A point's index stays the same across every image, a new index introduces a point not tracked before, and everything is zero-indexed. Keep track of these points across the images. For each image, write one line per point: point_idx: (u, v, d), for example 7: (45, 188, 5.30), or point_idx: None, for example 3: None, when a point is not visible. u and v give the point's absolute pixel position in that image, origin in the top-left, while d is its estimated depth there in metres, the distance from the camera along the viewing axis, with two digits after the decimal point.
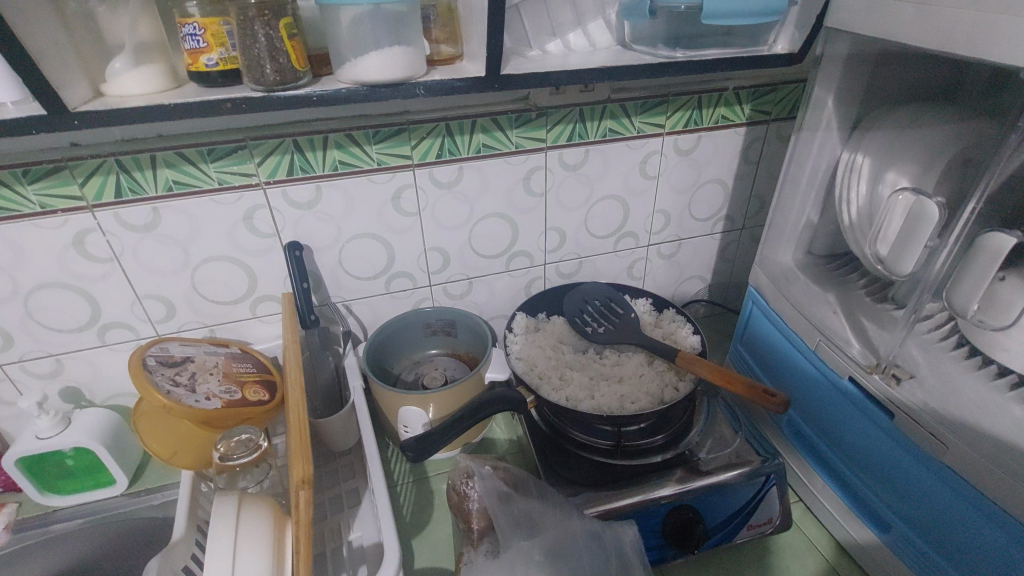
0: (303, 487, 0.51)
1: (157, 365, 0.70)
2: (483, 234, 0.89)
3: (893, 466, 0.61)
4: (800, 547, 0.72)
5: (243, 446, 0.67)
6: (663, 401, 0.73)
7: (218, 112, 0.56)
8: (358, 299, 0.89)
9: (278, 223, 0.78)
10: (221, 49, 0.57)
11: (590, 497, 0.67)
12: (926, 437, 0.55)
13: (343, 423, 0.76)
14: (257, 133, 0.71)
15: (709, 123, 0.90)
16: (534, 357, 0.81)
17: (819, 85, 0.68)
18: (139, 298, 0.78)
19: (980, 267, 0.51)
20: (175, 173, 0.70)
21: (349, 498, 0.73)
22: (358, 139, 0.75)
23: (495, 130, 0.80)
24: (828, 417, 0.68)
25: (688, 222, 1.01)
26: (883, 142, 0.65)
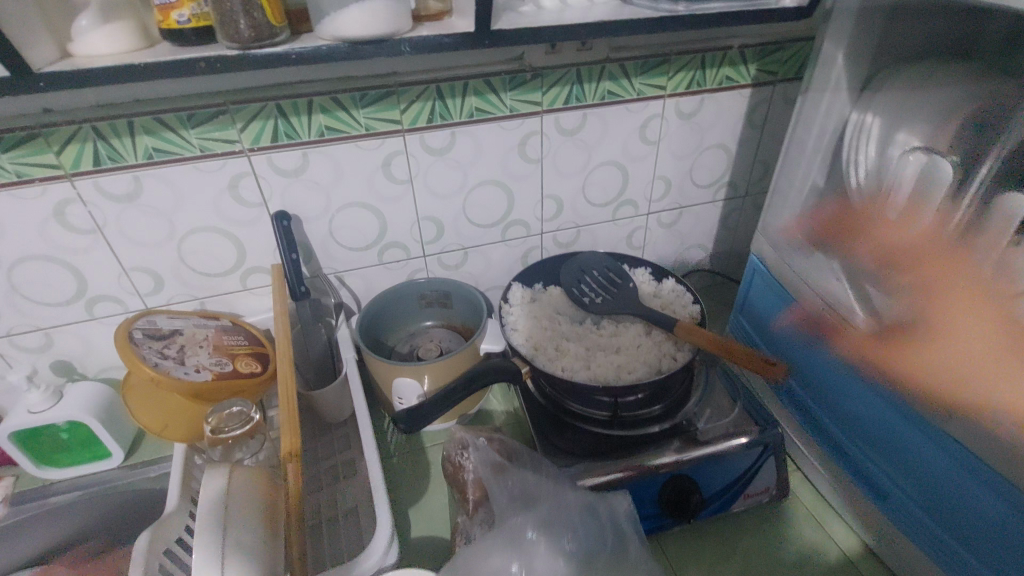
0: (292, 460, 0.50)
1: (144, 338, 0.68)
2: (477, 202, 0.87)
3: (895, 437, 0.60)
4: (797, 515, 0.72)
5: (235, 419, 0.67)
6: (660, 370, 0.72)
7: (192, 72, 0.53)
8: (350, 270, 0.87)
9: (264, 192, 0.75)
10: (193, 5, 0.54)
11: (586, 467, 0.67)
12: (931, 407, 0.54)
13: (336, 395, 0.75)
14: (237, 97, 0.68)
15: (712, 84, 0.86)
16: (530, 328, 0.79)
17: (829, 41, 0.64)
18: (125, 271, 0.76)
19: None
20: (154, 140, 0.68)
21: (344, 470, 0.73)
22: (344, 103, 0.71)
23: (488, 93, 0.77)
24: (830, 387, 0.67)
25: (689, 189, 0.98)
26: (895, 101, 0.62)
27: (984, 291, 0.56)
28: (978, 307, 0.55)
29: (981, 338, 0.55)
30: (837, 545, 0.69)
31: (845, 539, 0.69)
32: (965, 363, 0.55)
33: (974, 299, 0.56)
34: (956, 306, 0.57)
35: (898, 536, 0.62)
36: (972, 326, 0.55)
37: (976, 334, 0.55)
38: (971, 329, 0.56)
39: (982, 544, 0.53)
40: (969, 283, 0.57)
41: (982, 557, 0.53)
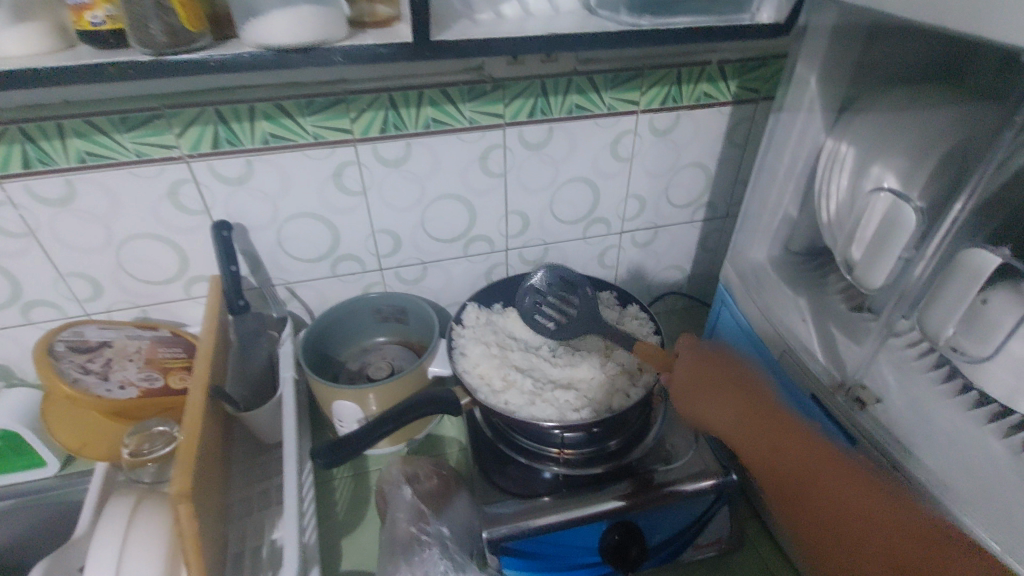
0: (183, 500, 0.46)
1: (67, 351, 0.65)
2: (436, 216, 0.83)
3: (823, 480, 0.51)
4: (750, 567, 0.68)
5: (159, 439, 0.63)
6: (610, 408, 0.67)
7: (102, 77, 0.49)
8: (302, 282, 0.83)
9: (206, 200, 0.72)
10: (108, 6, 0.50)
11: (521, 507, 0.62)
12: (886, 470, 0.50)
13: (273, 415, 0.73)
14: (173, 101, 0.64)
15: (689, 100, 0.81)
16: (477, 356, 0.74)
17: (802, 62, 0.60)
18: (61, 276, 0.73)
19: (956, 287, 0.43)
20: (86, 143, 0.64)
21: (277, 494, 0.70)
22: (289, 110, 0.68)
23: (445, 104, 0.72)
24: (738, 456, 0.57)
25: (665, 209, 0.93)
26: (871, 130, 0.57)
27: (812, 451, 0.51)
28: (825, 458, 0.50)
29: (838, 483, 0.49)
30: None
31: None
32: (931, 421, 0.51)
33: (809, 456, 0.51)
34: (806, 468, 0.51)
35: None
36: (814, 477, 0.50)
37: (836, 484, 0.49)
38: (828, 479, 0.49)
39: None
40: (788, 449, 0.52)
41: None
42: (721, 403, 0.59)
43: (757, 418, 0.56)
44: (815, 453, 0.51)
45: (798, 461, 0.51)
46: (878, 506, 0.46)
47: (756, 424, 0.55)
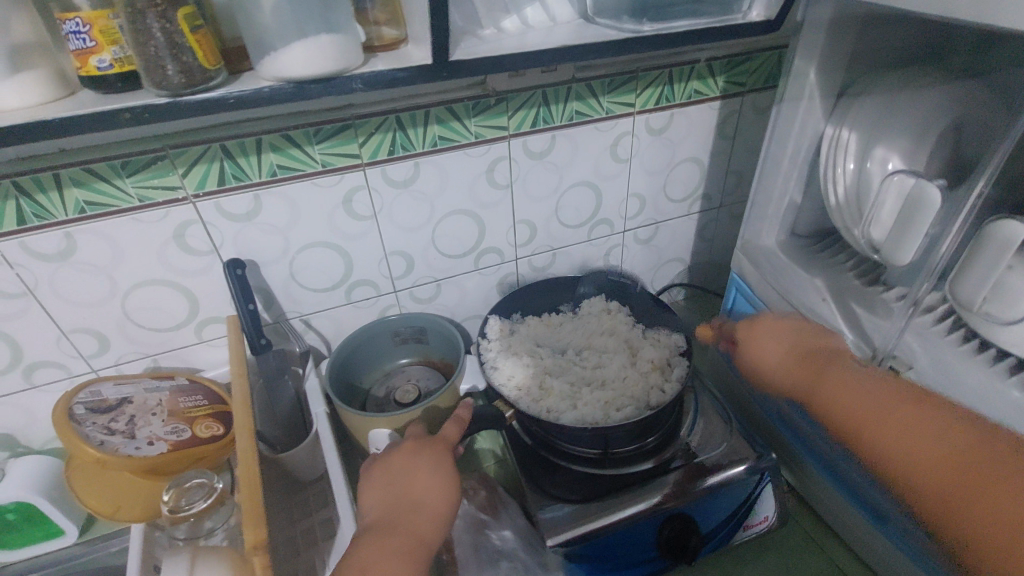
0: (257, 552, 0.46)
1: (88, 413, 0.62)
2: (448, 233, 0.83)
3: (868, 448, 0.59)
4: (795, 541, 0.70)
5: (196, 492, 0.61)
6: (649, 404, 0.70)
7: (117, 125, 0.47)
8: (316, 312, 0.81)
9: (215, 239, 0.70)
10: (115, 48, 0.48)
11: (577, 510, 0.63)
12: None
13: (308, 453, 0.71)
14: (176, 141, 0.62)
15: (682, 98, 0.84)
16: (511, 368, 0.75)
17: (800, 56, 0.62)
18: (64, 334, 0.69)
19: (989, 259, 0.47)
20: (85, 192, 0.61)
21: (322, 530, 0.68)
22: (298, 140, 0.66)
23: (451, 120, 0.72)
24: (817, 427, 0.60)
25: (664, 204, 0.96)
26: (870, 113, 0.60)
27: (896, 394, 0.53)
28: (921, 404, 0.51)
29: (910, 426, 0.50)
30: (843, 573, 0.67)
31: (850, 567, 0.67)
32: (960, 382, 0.53)
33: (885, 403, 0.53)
34: (877, 413, 0.53)
35: (899, 561, 0.61)
36: (876, 419, 0.53)
37: (909, 425, 0.50)
38: (897, 417, 0.52)
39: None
40: (869, 397, 0.54)
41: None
42: (773, 353, 0.64)
43: (861, 381, 0.56)
44: (910, 405, 0.52)
45: (862, 410, 0.54)
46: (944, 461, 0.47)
47: (831, 374, 0.58)
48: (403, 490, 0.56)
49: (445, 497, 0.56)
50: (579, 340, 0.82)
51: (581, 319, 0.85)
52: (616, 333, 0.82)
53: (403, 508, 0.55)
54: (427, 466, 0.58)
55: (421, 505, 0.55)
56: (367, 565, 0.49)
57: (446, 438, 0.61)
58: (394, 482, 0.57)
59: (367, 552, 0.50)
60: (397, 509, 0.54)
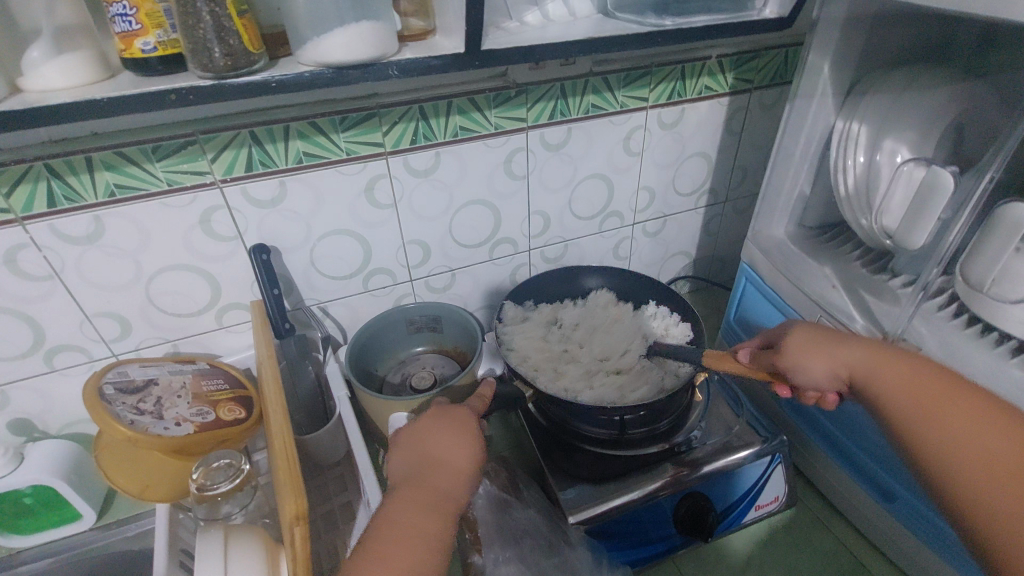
0: (298, 522, 0.46)
1: (117, 393, 0.63)
2: (464, 223, 0.84)
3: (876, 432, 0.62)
4: (803, 521, 0.73)
5: (223, 472, 0.62)
6: (664, 387, 0.72)
7: (163, 105, 0.48)
8: (334, 300, 0.82)
9: (239, 225, 0.71)
10: (159, 32, 0.49)
11: (596, 490, 0.65)
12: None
13: (330, 437, 0.72)
14: (207, 126, 0.63)
15: (693, 94, 0.87)
16: (526, 349, 0.78)
17: (815, 51, 0.64)
18: (88, 317, 0.70)
19: (999, 241, 0.50)
20: (116, 176, 0.62)
21: (343, 513, 0.69)
22: (324, 128, 0.68)
23: (472, 111, 0.74)
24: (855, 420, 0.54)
25: (672, 198, 0.98)
26: (879, 107, 0.63)
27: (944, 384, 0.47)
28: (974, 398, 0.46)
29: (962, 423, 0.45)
30: (850, 551, 0.69)
31: (857, 546, 0.70)
32: (967, 364, 0.56)
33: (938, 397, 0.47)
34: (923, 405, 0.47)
35: (905, 537, 0.63)
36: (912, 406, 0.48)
37: (964, 420, 0.45)
38: (948, 411, 0.46)
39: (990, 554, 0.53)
40: (919, 385, 0.48)
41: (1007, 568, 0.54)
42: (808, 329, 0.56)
43: (913, 366, 0.49)
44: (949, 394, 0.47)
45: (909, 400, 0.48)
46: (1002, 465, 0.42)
47: (880, 363, 0.51)
48: (423, 451, 0.55)
49: (468, 459, 0.55)
50: (584, 331, 0.83)
51: (588, 306, 0.86)
52: (624, 322, 0.84)
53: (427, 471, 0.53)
54: (447, 429, 0.56)
55: (442, 464, 0.54)
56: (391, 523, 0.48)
57: (468, 408, 0.60)
58: (417, 449, 0.55)
59: (393, 504, 0.50)
60: (420, 466, 0.54)
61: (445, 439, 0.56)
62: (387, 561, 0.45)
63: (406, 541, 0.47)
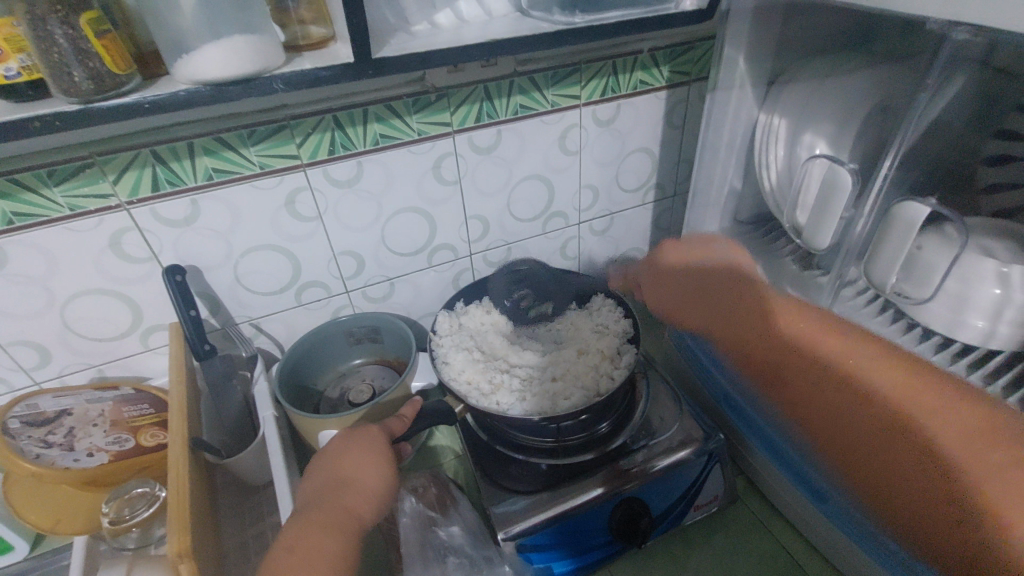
0: (183, 559, 0.44)
1: (24, 427, 0.61)
2: (397, 231, 0.82)
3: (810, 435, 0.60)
4: (746, 522, 0.71)
5: (140, 500, 0.60)
6: (599, 392, 0.69)
7: (27, 133, 0.46)
8: (266, 316, 0.81)
9: (153, 245, 0.69)
10: (21, 56, 0.47)
11: (530, 502, 0.63)
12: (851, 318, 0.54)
13: (259, 457, 0.71)
14: (105, 148, 0.61)
15: (627, 89, 0.84)
16: (459, 361, 0.74)
17: (728, 44, 0.62)
18: (3, 347, 0.68)
19: (897, 237, 0.50)
20: (12, 204, 0.60)
21: (273, 535, 0.68)
22: (231, 142, 0.66)
23: (391, 118, 0.72)
24: None
25: (617, 195, 0.96)
26: (797, 98, 0.61)
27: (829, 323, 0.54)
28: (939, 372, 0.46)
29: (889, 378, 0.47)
30: (788, 552, 0.68)
31: (796, 546, 0.68)
32: None
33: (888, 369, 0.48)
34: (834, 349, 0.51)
35: (839, 536, 0.62)
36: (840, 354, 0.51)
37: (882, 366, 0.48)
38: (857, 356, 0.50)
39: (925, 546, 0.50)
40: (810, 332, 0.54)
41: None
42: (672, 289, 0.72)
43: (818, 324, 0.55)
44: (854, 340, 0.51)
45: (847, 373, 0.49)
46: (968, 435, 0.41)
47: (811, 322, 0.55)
48: (332, 469, 0.53)
49: (378, 478, 0.54)
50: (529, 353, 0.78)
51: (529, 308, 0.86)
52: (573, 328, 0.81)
53: (332, 490, 0.52)
54: (360, 448, 0.55)
55: (350, 483, 0.52)
56: (293, 546, 0.46)
57: (384, 426, 0.59)
58: (322, 469, 0.54)
59: (295, 528, 0.48)
60: (326, 487, 0.52)
61: (353, 458, 0.54)
62: None
63: (308, 568, 0.45)
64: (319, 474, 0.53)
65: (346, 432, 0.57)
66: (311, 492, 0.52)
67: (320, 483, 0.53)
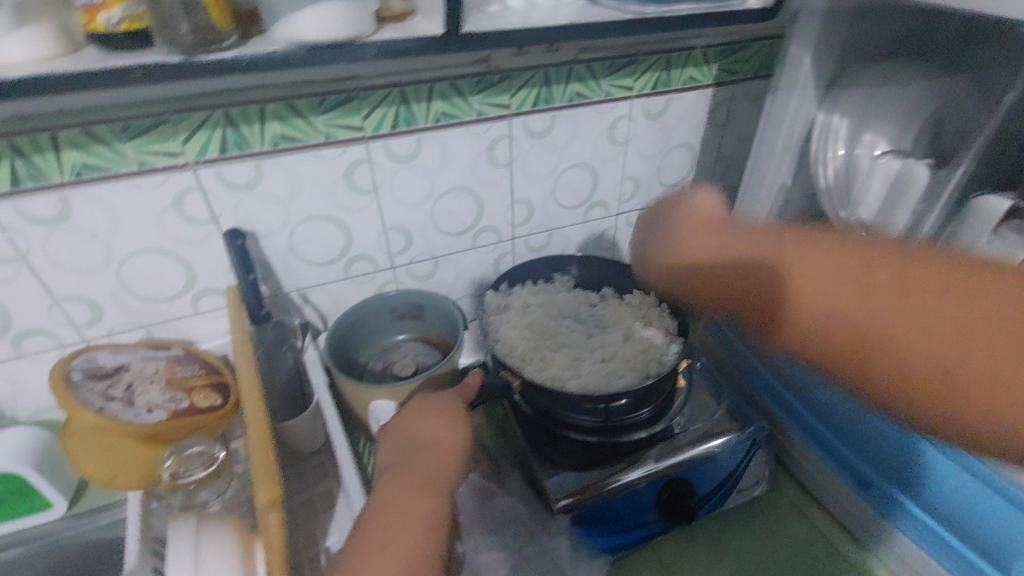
0: (272, 508, 0.46)
1: (85, 379, 0.62)
2: (447, 210, 0.83)
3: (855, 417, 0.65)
4: (781, 508, 0.74)
5: (195, 459, 0.61)
6: (648, 373, 0.72)
7: (127, 82, 0.46)
8: (314, 286, 0.81)
9: (214, 208, 0.69)
10: (124, 5, 0.47)
11: (583, 478, 0.65)
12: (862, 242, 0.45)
13: (308, 425, 0.72)
14: (178, 105, 0.61)
15: (678, 84, 0.86)
16: (514, 338, 0.78)
17: (797, 42, 0.63)
18: (57, 301, 0.68)
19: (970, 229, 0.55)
20: (83, 155, 0.60)
21: (322, 501, 0.69)
22: (301, 110, 0.66)
23: (454, 97, 0.73)
24: None
25: (657, 188, 0.98)
26: (857, 102, 0.64)
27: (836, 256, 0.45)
28: (933, 265, 0.40)
29: (904, 316, 0.40)
30: (823, 535, 0.71)
31: (830, 529, 0.72)
32: None
33: (861, 297, 0.42)
34: (842, 295, 0.43)
35: (878, 521, 0.66)
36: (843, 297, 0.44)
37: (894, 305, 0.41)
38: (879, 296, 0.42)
39: (962, 517, 0.56)
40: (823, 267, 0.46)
41: (963, 537, 0.57)
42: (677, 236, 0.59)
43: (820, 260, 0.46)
44: (863, 271, 0.43)
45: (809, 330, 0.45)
46: (996, 368, 0.36)
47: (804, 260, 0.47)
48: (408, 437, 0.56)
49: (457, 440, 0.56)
50: (575, 334, 0.81)
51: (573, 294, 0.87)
52: (618, 314, 0.83)
53: (414, 455, 0.54)
54: (432, 415, 0.57)
55: (431, 448, 0.55)
56: (386, 506, 0.49)
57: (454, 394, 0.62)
58: (404, 436, 0.57)
59: (385, 490, 0.51)
60: (409, 453, 0.55)
61: (430, 425, 0.57)
62: (385, 545, 0.46)
63: (403, 526, 0.48)
64: (400, 441, 0.56)
65: (419, 399, 0.60)
66: (395, 457, 0.55)
67: (402, 450, 0.56)
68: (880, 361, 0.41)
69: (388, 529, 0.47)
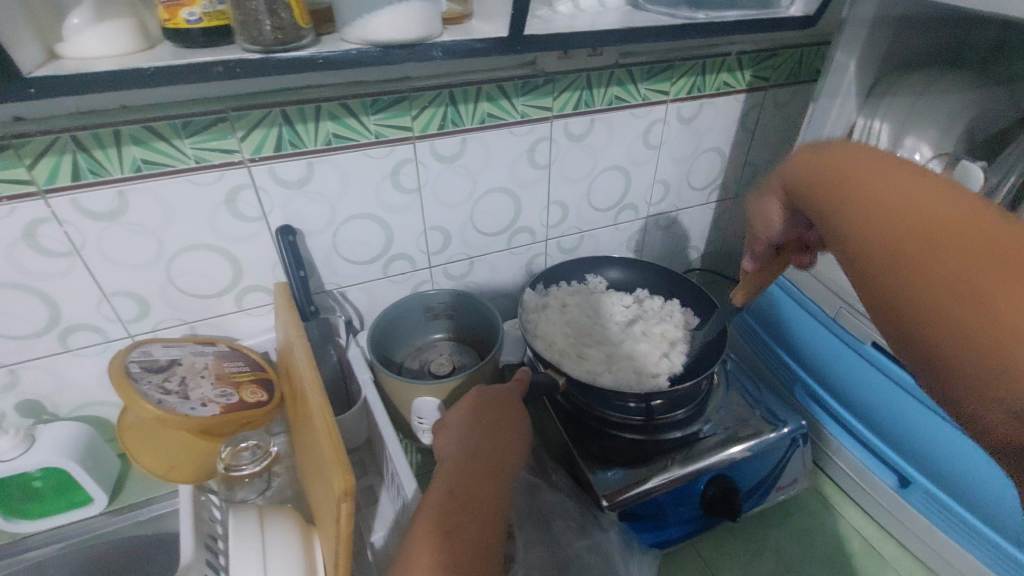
0: (345, 498, 0.46)
1: (142, 372, 0.62)
2: (486, 210, 0.84)
3: (893, 416, 0.66)
4: (817, 507, 0.75)
5: (249, 453, 0.62)
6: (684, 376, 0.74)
7: (207, 77, 0.47)
8: (354, 284, 0.82)
9: (265, 205, 0.70)
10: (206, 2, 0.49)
11: (629, 475, 0.66)
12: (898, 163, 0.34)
13: (352, 422, 0.72)
14: (238, 103, 0.62)
15: (712, 89, 0.88)
16: (551, 334, 0.79)
17: (841, 50, 0.65)
18: (106, 296, 0.68)
19: None
20: (144, 151, 0.61)
21: (366, 496, 0.69)
22: (354, 109, 0.67)
23: (500, 99, 0.75)
24: (891, 389, 0.65)
25: (685, 192, 1.00)
26: (899, 106, 0.65)
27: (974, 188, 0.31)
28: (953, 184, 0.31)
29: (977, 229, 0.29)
30: (861, 533, 0.72)
31: (868, 528, 0.73)
32: None
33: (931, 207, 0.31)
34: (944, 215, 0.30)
35: (919, 521, 0.66)
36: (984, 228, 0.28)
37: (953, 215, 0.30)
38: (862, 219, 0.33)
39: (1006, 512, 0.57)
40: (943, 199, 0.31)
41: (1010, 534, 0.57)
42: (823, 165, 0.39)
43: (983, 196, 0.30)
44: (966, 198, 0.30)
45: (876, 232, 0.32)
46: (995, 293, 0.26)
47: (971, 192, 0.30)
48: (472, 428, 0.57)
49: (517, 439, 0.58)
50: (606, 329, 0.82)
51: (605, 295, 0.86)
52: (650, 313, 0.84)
53: (477, 446, 0.55)
54: (493, 410, 0.59)
55: (494, 441, 0.56)
56: (454, 492, 0.50)
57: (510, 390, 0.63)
58: (466, 427, 0.57)
59: (449, 477, 0.51)
60: (471, 443, 0.55)
61: (494, 419, 0.58)
62: (457, 530, 0.47)
63: (472, 515, 0.49)
64: (461, 430, 0.57)
65: (480, 392, 0.61)
66: (456, 445, 0.56)
67: (463, 439, 0.56)
68: (928, 281, 0.29)
69: (460, 514, 0.48)
